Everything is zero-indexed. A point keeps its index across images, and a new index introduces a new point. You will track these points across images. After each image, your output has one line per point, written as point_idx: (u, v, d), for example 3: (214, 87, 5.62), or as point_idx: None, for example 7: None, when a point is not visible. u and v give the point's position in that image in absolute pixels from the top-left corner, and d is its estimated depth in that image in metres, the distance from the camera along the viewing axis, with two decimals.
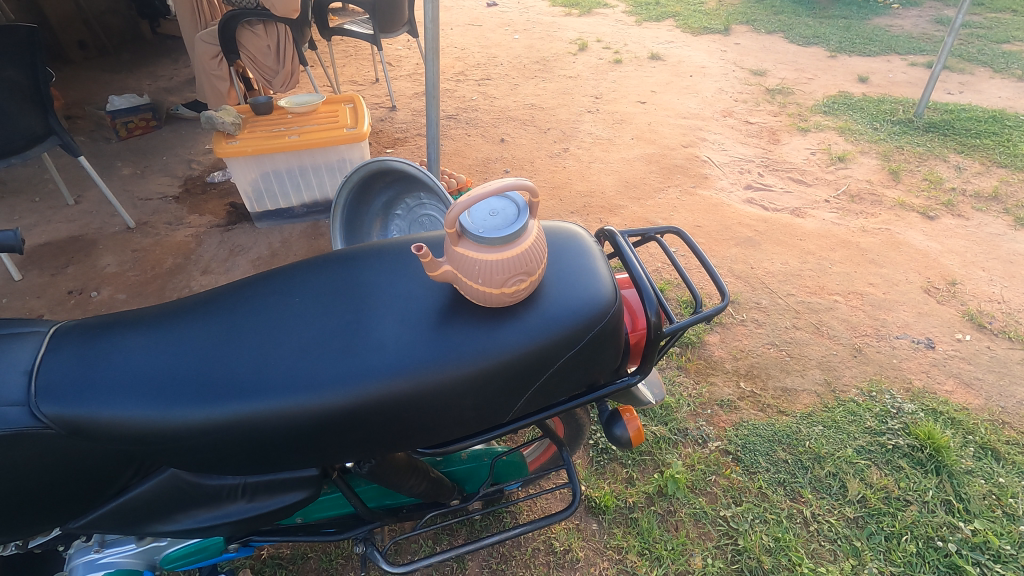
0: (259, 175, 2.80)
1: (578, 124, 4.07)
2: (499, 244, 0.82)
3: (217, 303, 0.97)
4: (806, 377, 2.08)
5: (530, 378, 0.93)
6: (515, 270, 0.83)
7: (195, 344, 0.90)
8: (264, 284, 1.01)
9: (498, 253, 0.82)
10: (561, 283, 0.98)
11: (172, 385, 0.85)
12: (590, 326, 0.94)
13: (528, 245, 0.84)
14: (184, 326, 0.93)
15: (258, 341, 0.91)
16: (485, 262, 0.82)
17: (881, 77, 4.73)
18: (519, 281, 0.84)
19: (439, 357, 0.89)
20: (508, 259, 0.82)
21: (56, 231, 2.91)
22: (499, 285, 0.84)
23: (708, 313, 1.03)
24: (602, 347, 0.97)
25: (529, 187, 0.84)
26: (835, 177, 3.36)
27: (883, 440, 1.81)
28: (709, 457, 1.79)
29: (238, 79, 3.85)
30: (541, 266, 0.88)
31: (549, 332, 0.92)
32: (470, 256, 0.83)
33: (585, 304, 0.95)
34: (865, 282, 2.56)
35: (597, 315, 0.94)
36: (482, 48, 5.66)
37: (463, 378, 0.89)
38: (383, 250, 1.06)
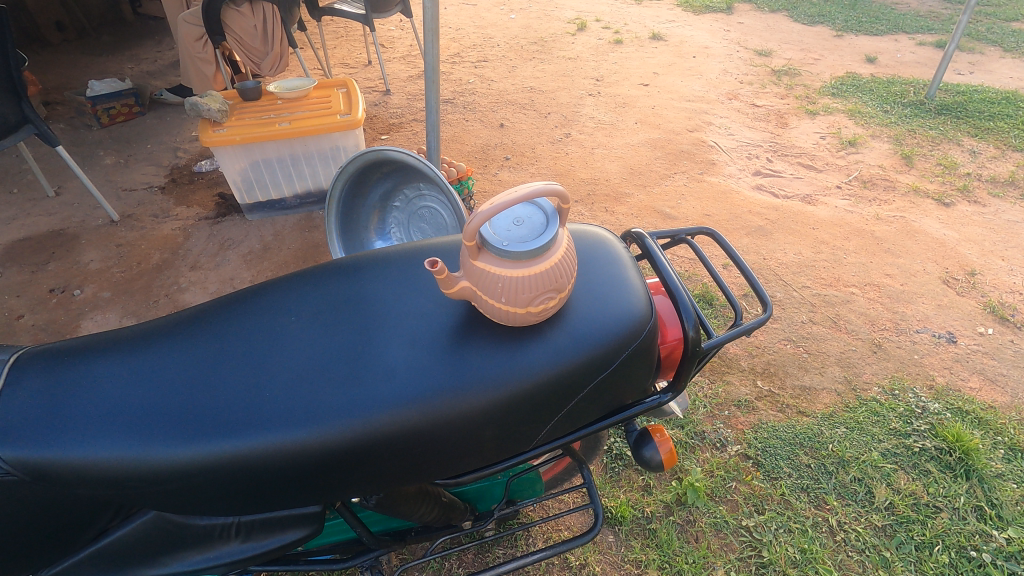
0: (248, 165, 2.65)
1: (579, 108, 3.93)
2: (525, 259, 0.72)
3: (201, 322, 0.87)
4: (825, 375, 2.00)
5: (557, 404, 0.83)
6: (543, 287, 0.73)
7: (177, 372, 0.80)
8: (255, 299, 0.90)
9: (525, 268, 0.72)
10: (589, 296, 0.88)
11: (151, 420, 0.75)
12: (624, 345, 0.84)
13: (558, 258, 0.74)
14: (165, 348, 0.83)
15: (250, 368, 0.80)
16: (510, 278, 0.71)
17: (890, 57, 4.60)
18: (546, 299, 0.74)
19: (455, 384, 0.79)
20: (536, 275, 0.72)
21: (36, 225, 2.77)
22: (524, 305, 0.74)
23: (751, 325, 0.93)
24: (635, 367, 0.88)
25: (560, 192, 0.72)
26: (846, 162, 3.25)
27: (909, 442, 1.73)
28: (728, 462, 1.71)
29: (223, 62, 3.67)
30: (571, 279, 0.78)
31: (577, 353, 0.82)
32: (492, 271, 0.72)
33: (617, 321, 0.85)
34: (881, 273, 2.47)
35: (631, 333, 0.85)
36: (477, 28, 5.47)
37: (484, 408, 0.79)
38: (388, 259, 0.96)
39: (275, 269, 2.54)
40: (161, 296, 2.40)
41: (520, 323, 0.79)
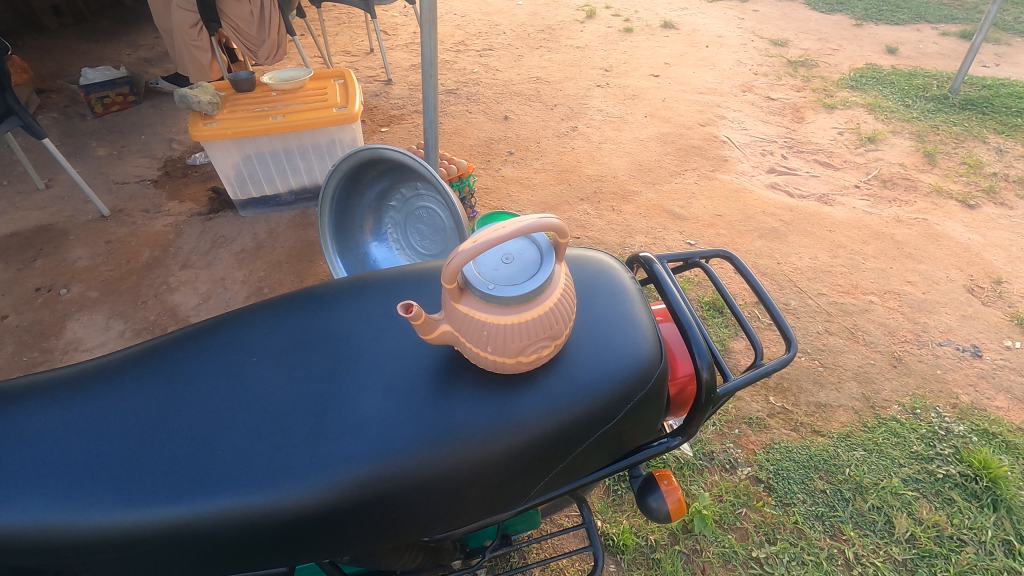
0: (241, 159, 2.55)
1: (587, 100, 3.80)
2: (514, 304, 0.62)
3: (155, 361, 0.79)
4: (842, 391, 1.89)
5: (550, 458, 0.74)
6: (534, 336, 0.64)
7: (123, 420, 0.71)
8: (217, 334, 0.82)
9: (514, 312, 0.62)
10: (590, 337, 0.79)
11: (87, 478, 0.66)
12: (630, 395, 0.75)
13: (553, 301, 0.64)
14: (113, 392, 0.75)
15: (205, 416, 0.72)
16: (498, 325, 0.62)
17: (911, 48, 4.42)
18: (539, 347, 0.65)
19: (434, 439, 0.69)
20: (527, 321, 0.63)
21: (24, 220, 2.69)
22: (513, 354, 0.65)
23: (771, 367, 0.83)
24: (640, 416, 0.79)
25: (556, 225, 0.62)
26: (865, 159, 3.11)
27: (932, 468, 1.63)
28: (738, 486, 1.61)
29: (219, 49, 3.51)
30: (568, 323, 0.68)
31: (574, 405, 0.73)
32: (476, 317, 0.63)
33: (621, 369, 0.76)
34: (902, 280, 2.35)
35: (635, 383, 0.76)
36: (483, 15, 5.32)
37: (468, 467, 0.70)
38: (365, 290, 0.89)
39: (268, 269, 2.45)
40: (149, 296, 2.32)
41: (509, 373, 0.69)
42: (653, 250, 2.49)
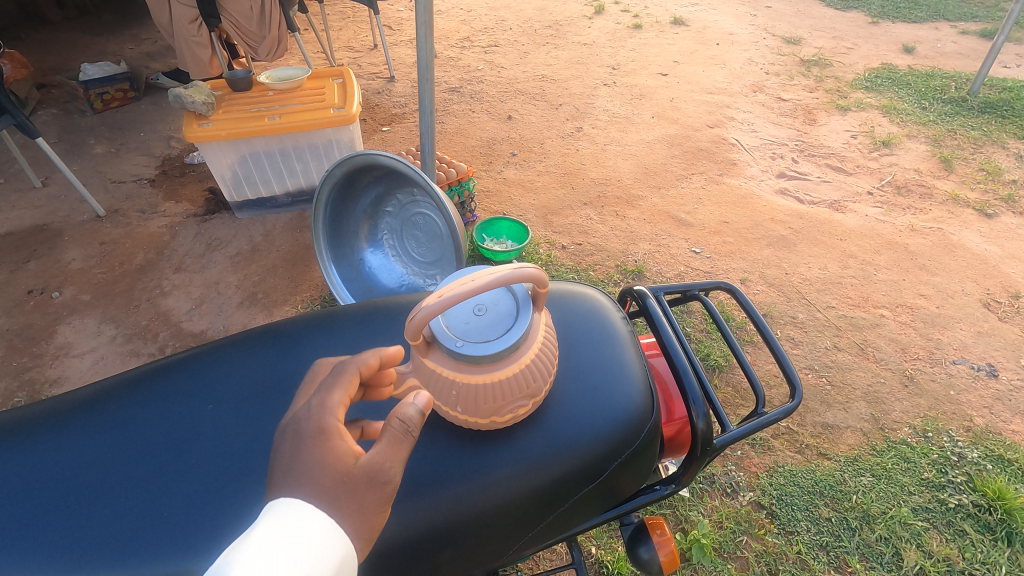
0: (236, 161, 2.49)
1: (593, 99, 3.72)
2: (489, 365, 0.58)
3: (112, 413, 0.82)
4: (850, 412, 1.81)
5: (527, 515, 0.69)
6: (509, 394, 0.60)
7: (78, 477, 0.75)
8: (173, 383, 0.86)
9: (487, 371, 0.58)
10: (577, 385, 0.75)
11: (45, 530, 0.70)
12: (619, 450, 0.72)
13: (529, 357, 0.60)
14: (71, 446, 0.78)
15: (157, 472, 0.75)
16: (466, 385, 0.58)
17: (929, 47, 4.30)
18: (516, 406, 0.62)
19: (397, 495, 0.66)
20: (500, 380, 0.59)
21: (19, 220, 2.65)
22: (487, 413, 0.61)
23: (774, 416, 0.79)
24: (630, 471, 0.74)
25: (532, 275, 0.57)
26: (879, 164, 3.01)
27: (943, 496, 1.56)
28: (739, 512, 1.54)
29: (219, 45, 3.43)
30: (547, 378, 0.64)
31: (556, 462, 0.69)
32: (444, 376, 0.58)
33: (608, 422, 0.72)
34: (915, 293, 2.27)
35: (624, 438, 0.72)
36: (490, 10, 5.23)
37: (438, 529, 0.65)
38: (321, 338, 0.93)
39: (263, 273, 2.41)
40: (142, 300, 2.28)
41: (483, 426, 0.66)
42: (657, 258, 2.41)
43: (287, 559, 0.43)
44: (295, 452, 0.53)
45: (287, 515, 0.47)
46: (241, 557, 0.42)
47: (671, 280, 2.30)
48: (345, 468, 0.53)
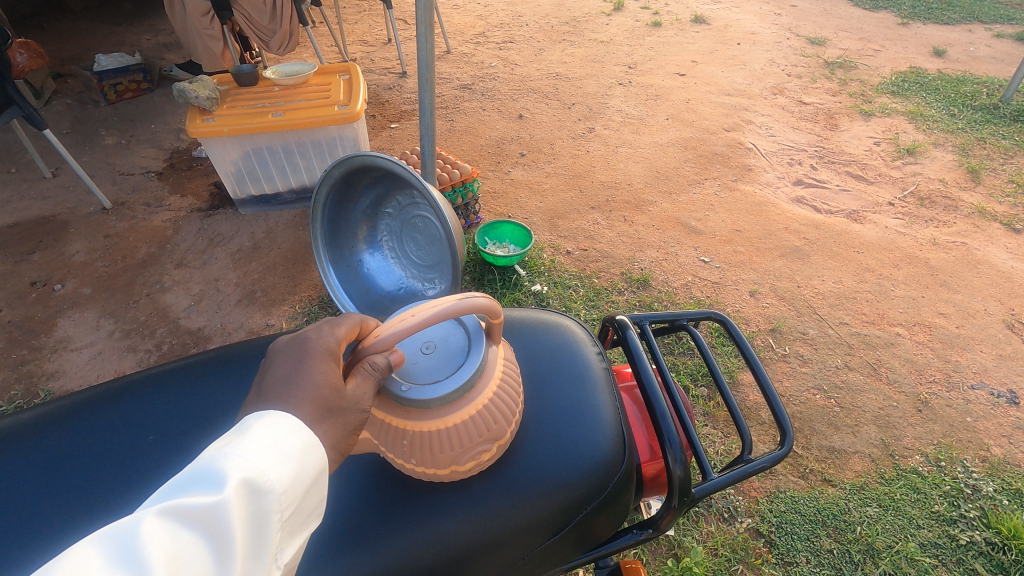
0: (239, 156, 2.47)
1: (607, 99, 3.64)
2: (448, 401, 0.68)
3: (74, 427, 0.97)
4: (858, 436, 1.73)
5: (483, 567, 0.76)
6: (464, 437, 0.71)
7: (36, 482, 0.88)
8: (130, 404, 1.01)
9: (441, 415, 0.69)
10: (544, 434, 0.85)
11: (10, 521, 0.83)
12: (584, 503, 0.80)
13: (479, 396, 0.71)
14: (36, 454, 0.92)
15: (100, 482, 0.89)
16: (425, 428, 0.69)
17: (961, 50, 4.13)
18: (479, 449, 0.73)
19: (351, 550, 0.73)
20: (454, 425, 0.70)
21: (27, 210, 2.67)
22: (447, 463, 0.72)
23: (758, 465, 0.78)
24: (595, 523, 0.81)
25: (478, 304, 0.68)
26: (902, 173, 2.90)
27: (954, 532, 1.48)
28: (736, 539, 1.47)
29: (232, 38, 3.43)
30: (507, 424, 0.75)
31: (521, 512, 0.77)
32: (404, 427, 0.69)
33: (572, 473, 0.80)
34: (934, 311, 2.17)
35: (588, 490, 0.80)
36: (507, 6, 5.16)
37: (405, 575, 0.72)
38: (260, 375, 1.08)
39: (262, 271, 2.39)
40: (142, 295, 2.27)
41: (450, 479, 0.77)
42: (664, 266, 2.34)
43: (280, 460, 0.53)
44: (300, 362, 0.61)
45: (275, 424, 0.55)
46: (240, 448, 0.52)
47: (678, 289, 2.22)
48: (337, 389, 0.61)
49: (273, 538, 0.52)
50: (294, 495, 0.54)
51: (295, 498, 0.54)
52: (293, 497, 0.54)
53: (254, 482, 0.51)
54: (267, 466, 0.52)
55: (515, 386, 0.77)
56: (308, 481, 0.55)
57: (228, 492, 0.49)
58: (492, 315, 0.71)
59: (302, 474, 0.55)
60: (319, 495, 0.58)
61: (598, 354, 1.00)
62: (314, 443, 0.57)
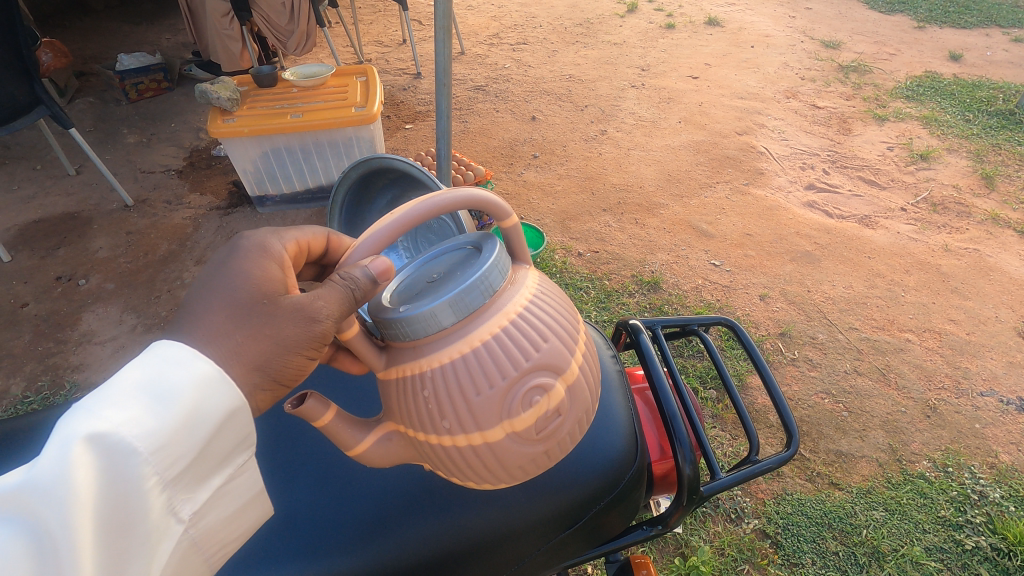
0: (258, 156, 2.53)
1: (619, 102, 3.66)
2: (464, 312, 0.61)
3: None
4: (866, 441, 1.75)
5: (500, 556, 0.80)
6: (500, 363, 0.61)
7: None
8: None
9: (462, 334, 0.61)
10: None
11: None
12: (597, 498, 0.83)
13: (504, 301, 0.64)
14: None
15: None
16: (448, 352, 0.61)
17: (978, 55, 4.11)
18: (530, 384, 0.62)
19: (378, 536, 0.78)
20: (481, 342, 0.61)
21: (52, 206, 2.74)
22: (492, 407, 0.62)
23: (765, 465, 0.80)
24: (606, 518, 0.85)
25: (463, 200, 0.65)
26: (914, 179, 2.89)
27: (960, 537, 1.49)
28: (743, 539, 1.49)
29: (251, 39, 3.49)
30: (563, 353, 0.65)
31: (534, 505, 0.81)
32: (423, 365, 0.62)
33: (588, 469, 0.84)
34: (944, 317, 2.18)
35: (603, 486, 0.83)
36: (521, 7, 5.19)
37: (430, 559, 0.78)
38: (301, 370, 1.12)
39: None
40: (163, 291, 2.33)
41: (516, 461, 0.66)
42: (675, 269, 2.36)
43: (153, 413, 0.53)
44: (236, 263, 0.65)
45: (162, 362, 0.55)
46: (100, 406, 0.51)
47: (688, 292, 2.24)
48: (266, 298, 0.63)
49: (153, 499, 0.53)
50: (177, 451, 0.54)
51: (179, 455, 0.54)
52: (175, 456, 0.54)
53: (112, 444, 0.50)
54: (122, 428, 0.51)
55: (560, 313, 0.68)
56: (197, 435, 0.55)
57: (73, 458, 0.49)
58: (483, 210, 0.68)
59: (183, 427, 0.54)
60: (220, 439, 0.57)
61: (612, 357, 1.03)
62: (205, 390, 0.56)
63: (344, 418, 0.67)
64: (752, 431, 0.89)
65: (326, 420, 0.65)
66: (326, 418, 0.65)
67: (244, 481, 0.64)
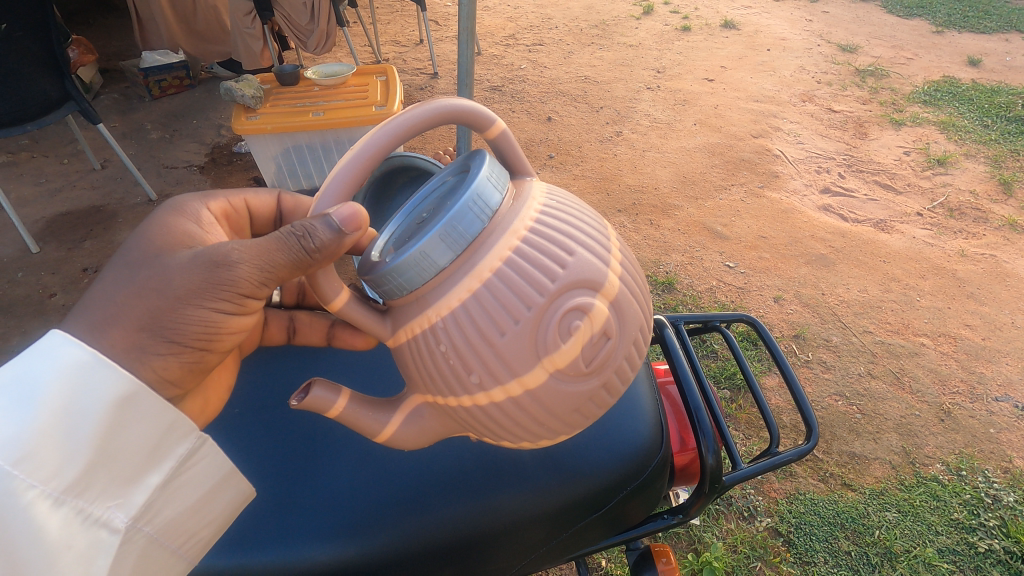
0: (280, 153, 2.57)
1: (635, 104, 3.68)
2: (459, 246, 0.62)
3: None
4: (879, 443, 1.76)
5: (528, 535, 0.84)
6: (516, 301, 0.62)
7: None
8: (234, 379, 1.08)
9: (469, 270, 0.63)
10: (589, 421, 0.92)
11: None
12: (623, 485, 0.86)
13: (506, 221, 0.64)
14: None
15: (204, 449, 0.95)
16: (459, 292, 0.63)
17: (997, 60, 4.09)
18: (564, 306, 0.62)
19: (414, 513, 0.83)
20: (488, 276, 0.62)
21: (78, 200, 2.81)
22: (524, 347, 0.63)
23: (783, 457, 0.83)
24: (628, 507, 0.88)
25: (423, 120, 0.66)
26: (931, 184, 2.89)
27: (973, 540, 1.50)
28: (755, 537, 1.51)
29: (272, 38, 3.55)
30: (591, 269, 0.65)
31: (562, 490, 0.84)
32: (436, 317, 0.64)
33: (616, 454, 0.87)
34: (959, 322, 2.18)
35: (631, 470, 0.87)
36: (537, 9, 5.21)
37: (464, 536, 0.82)
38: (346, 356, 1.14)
39: None
40: None
41: (566, 401, 0.67)
42: (689, 270, 2.38)
43: (21, 424, 0.58)
44: (152, 221, 0.75)
45: (30, 366, 0.61)
46: None
47: (702, 293, 2.26)
48: (166, 251, 0.71)
49: (40, 514, 0.59)
50: (46, 455, 0.59)
51: (49, 460, 0.59)
52: (47, 460, 0.59)
53: None
54: None
55: (568, 218, 0.68)
56: (74, 434, 0.61)
57: None
58: (462, 118, 0.69)
59: (50, 430, 0.60)
60: (108, 433, 0.63)
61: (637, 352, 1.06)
62: (73, 386, 0.61)
63: (360, 404, 0.71)
64: (771, 424, 0.91)
65: (339, 409, 0.70)
66: (341, 405, 0.70)
67: (201, 472, 0.71)
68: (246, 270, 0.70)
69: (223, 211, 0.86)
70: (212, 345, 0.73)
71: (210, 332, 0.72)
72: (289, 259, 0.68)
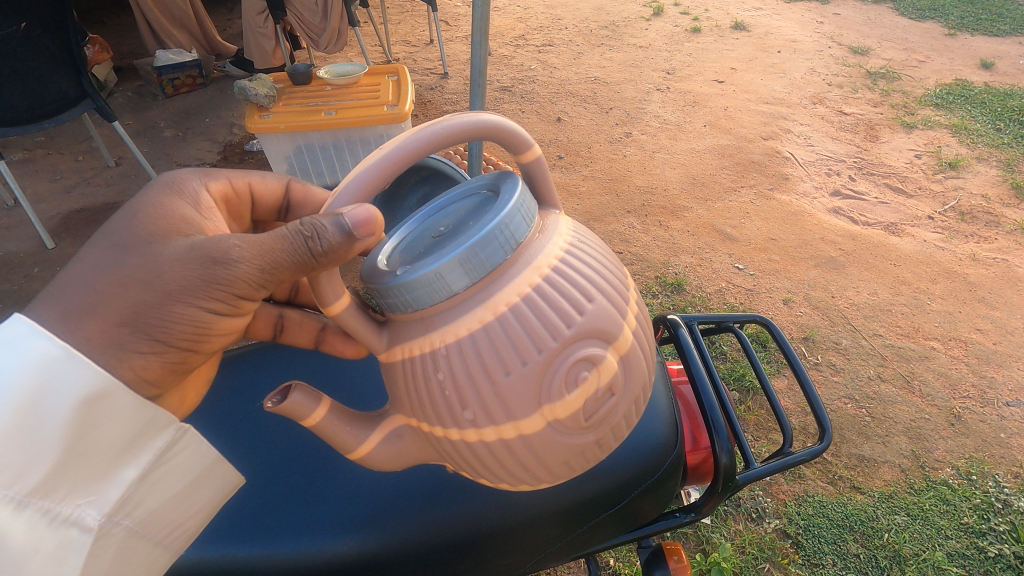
0: (292, 151, 2.59)
1: (645, 105, 3.68)
2: (478, 273, 0.62)
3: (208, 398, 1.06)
4: (888, 446, 1.76)
5: (544, 531, 0.85)
6: (529, 340, 0.62)
7: None
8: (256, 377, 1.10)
9: (484, 300, 0.63)
10: None
11: None
12: (637, 482, 0.87)
13: (529, 254, 0.65)
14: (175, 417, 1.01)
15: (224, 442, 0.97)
16: (466, 319, 0.63)
17: (1010, 63, 4.06)
18: (574, 355, 0.63)
19: (431, 507, 0.84)
20: (503, 312, 0.62)
21: (93, 196, 2.84)
22: (527, 387, 0.63)
23: (795, 457, 0.84)
24: (641, 504, 0.88)
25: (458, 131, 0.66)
26: (942, 187, 2.88)
27: (983, 544, 1.49)
28: (764, 538, 1.51)
29: (284, 37, 3.57)
30: (609, 320, 0.66)
31: (576, 487, 0.85)
32: (438, 342, 0.63)
33: (629, 452, 0.88)
34: (970, 326, 2.17)
35: (644, 468, 0.87)
36: (547, 9, 5.22)
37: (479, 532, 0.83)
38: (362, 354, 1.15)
39: None
40: None
41: (559, 451, 0.68)
42: (698, 271, 2.38)
43: None
44: (149, 200, 0.74)
45: None
46: None
47: (711, 294, 2.26)
48: (160, 238, 0.70)
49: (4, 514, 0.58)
50: (9, 456, 0.59)
51: (12, 458, 0.59)
52: (10, 460, 0.59)
53: None
54: None
55: (591, 262, 0.69)
56: (40, 431, 0.61)
57: None
58: (492, 135, 0.69)
59: (16, 427, 0.59)
60: (74, 428, 0.63)
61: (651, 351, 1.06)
62: (42, 380, 0.61)
63: (338, 417, 0.71)
64: (783, 424, 0.92)
65: (317, 420, 0.70)
66: (317, 416, 0.70)
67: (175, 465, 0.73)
68: (245, 269, 0.70)
69: (222, 194, 0.86)
70: (200, 346, 0.74)
71: (196, 330, 0.72)
72: (294, 259, 0.67)
